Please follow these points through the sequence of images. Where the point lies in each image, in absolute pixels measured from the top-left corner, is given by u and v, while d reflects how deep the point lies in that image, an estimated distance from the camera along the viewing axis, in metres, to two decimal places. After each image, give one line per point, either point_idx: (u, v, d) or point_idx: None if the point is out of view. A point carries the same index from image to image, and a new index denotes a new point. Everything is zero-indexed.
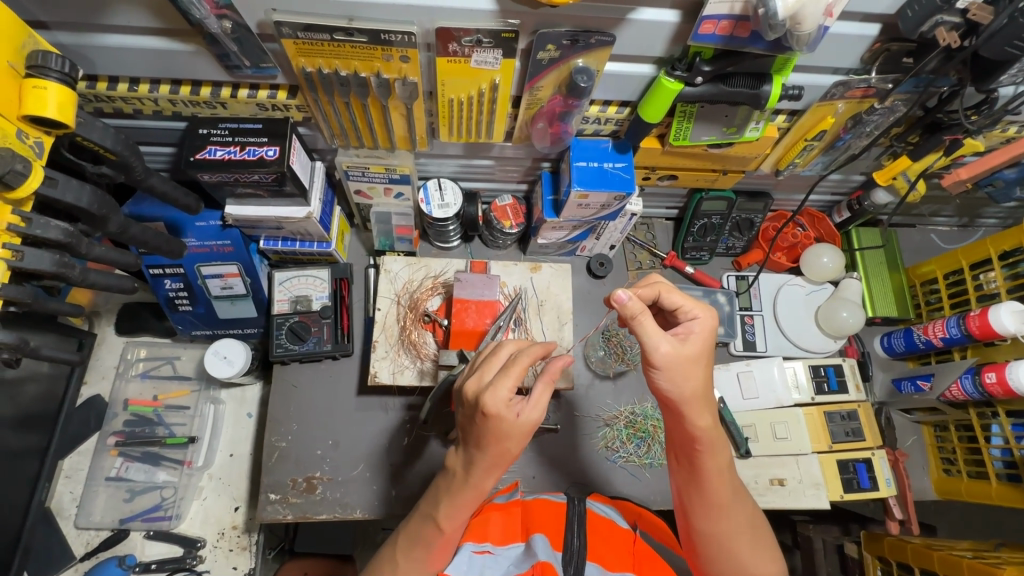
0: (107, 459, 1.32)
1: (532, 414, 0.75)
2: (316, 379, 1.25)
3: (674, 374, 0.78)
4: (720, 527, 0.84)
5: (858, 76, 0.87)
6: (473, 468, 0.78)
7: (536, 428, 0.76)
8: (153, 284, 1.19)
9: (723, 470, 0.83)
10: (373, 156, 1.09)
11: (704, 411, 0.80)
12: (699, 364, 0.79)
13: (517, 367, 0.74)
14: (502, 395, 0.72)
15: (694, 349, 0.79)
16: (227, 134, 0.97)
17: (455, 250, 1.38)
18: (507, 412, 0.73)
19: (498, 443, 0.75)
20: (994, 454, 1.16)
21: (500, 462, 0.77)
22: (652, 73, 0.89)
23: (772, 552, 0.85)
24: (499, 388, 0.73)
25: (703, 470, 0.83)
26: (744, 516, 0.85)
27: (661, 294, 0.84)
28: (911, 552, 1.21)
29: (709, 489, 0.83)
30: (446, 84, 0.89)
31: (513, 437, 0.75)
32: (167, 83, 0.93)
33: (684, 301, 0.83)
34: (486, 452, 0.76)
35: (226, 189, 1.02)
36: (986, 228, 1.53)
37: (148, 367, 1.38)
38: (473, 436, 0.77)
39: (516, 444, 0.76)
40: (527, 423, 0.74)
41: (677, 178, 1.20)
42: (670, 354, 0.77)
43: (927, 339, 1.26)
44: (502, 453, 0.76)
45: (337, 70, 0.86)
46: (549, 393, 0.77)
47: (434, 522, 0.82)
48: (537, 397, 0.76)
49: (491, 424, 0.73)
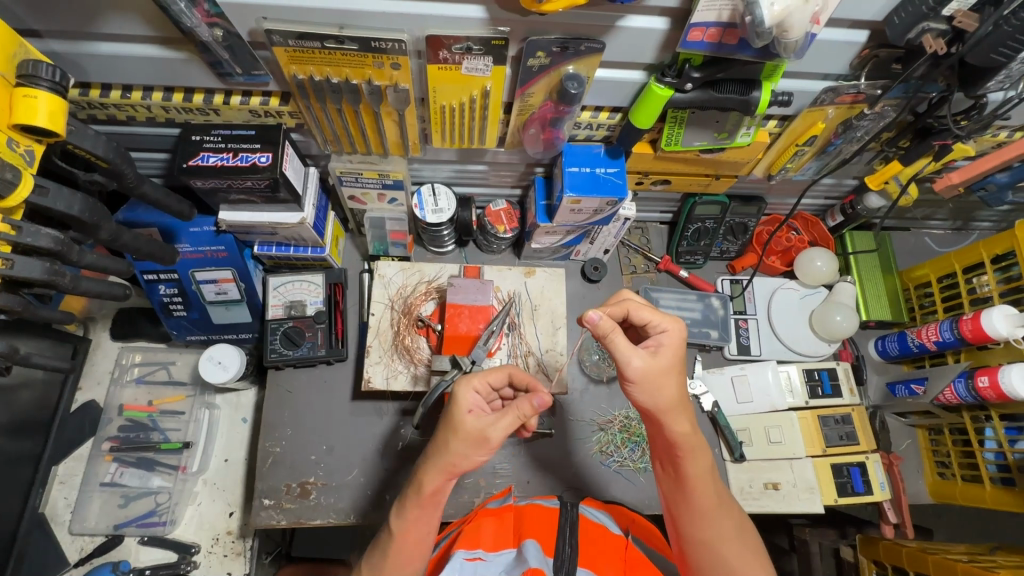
0: (102, 465, 1.32)
1: (484, 423, 0.77)
2: (311, 384, 1.25)
3: (649, 387, 0.79)
4: (705, 535, 0.84)
5: (848, 81, 0.87)
6: (424, 465, 0.80)
7: (482, 436, 0.77)
8: (147, 290, 1.20)
9: (703, 477, 0.84)
10: (366, 162, 1.09)
11: (682, 419, 0.81)
12: (673, 374, 0.80)
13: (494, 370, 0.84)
14: (466, 385, 0.80)
15: (666, 361, 0.80)
16: (220, 140, 0.97)
17: (450, 255, 1.38)
18: (463, 405, 0.78)
19: (447, 436, 0.78)
20: (987, 457, 1.17)
21: (446, 467, 0.78)
22: (643, 79, 0.89)
23: (762, 562, 0.83)
24: (467, 380, 0.81)
25: (685, 477, 0.84)
26: (730, 523, 0.84)
27: (630, 311, 0.84)
28: (906, 556, 1.21)
29: (691, 496, 0.84)
30: (438, 91, 0.89)
31: (460, 435, 0.77)
32: (160, 90, 0.93)
33: (652, 316, 0.84)
34: (436, 446, 0.79)
35: (219, 195, 1.03)
36: (980, 231, 1.53)
37: (143, 372, 1.39)
38: (434, 430, 0.82)
39: (461, 445, 0.77)
40: (477, 424, 0.77)
41: (671, 182, 1.20)
42: (643, 367, 0.78)
43: (921, 342, 1.26)
44: (446, 454, 0.78)
45: (329, 77, 0.86)
46: (514, 420, 0.78)
47: (387, 530, 0.82)
48: (502, 415, 0.78)
49: (446, 414, 0.79)
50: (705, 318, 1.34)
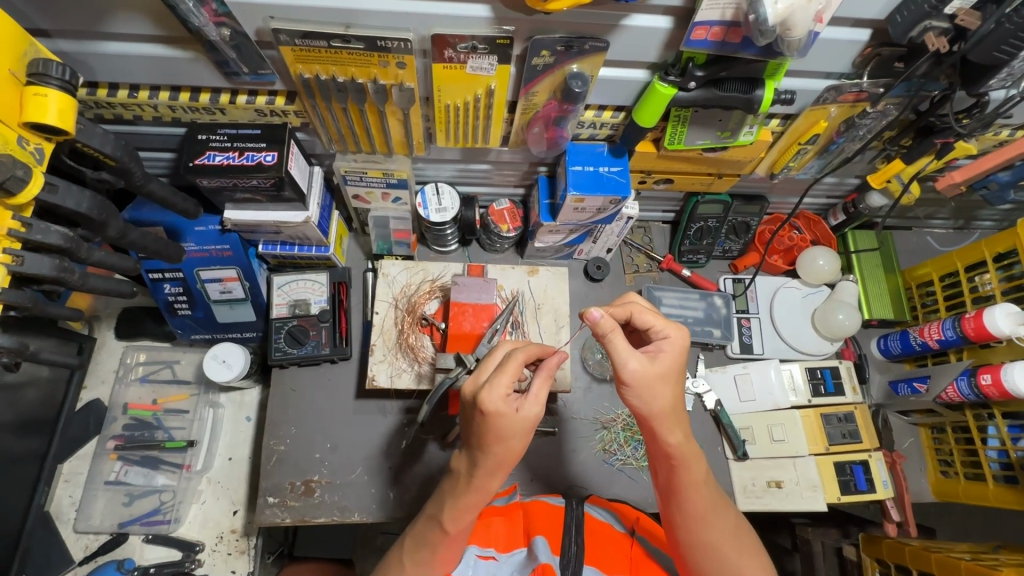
0: (107, 463, 1.32)
1: (533, 408, 0.74)
2: (315, 383, 1.26)
3: (643, 391, 0.78)
4: (703, 538, 0.84)
5: (850, 80, 0.88)
6: (479, 471, 0.76)
7: (536, 422, 0.74)
8: (152, 289, 1.20)
9: (700, 483, 0.84)
10: (371, 161, 1.10)
11: (676, 428, 0.81)
12: (669, 382, 0.79)
13: (514, 364, 0.75)
14: (501, 391, 0.71)
15: (665, 366, 0.79)
16: (225, 139, 0.98)
17: (453, 254, 1.39)
18: (508, 408, 0.72)
19: (501, 441, 0.73)
20: (990, 455, 1.17)
21: (506, 461, 0.75)
22: (646, 78, 0.89)
23: (760, 561, 0.85)
24: (495, 387, 0.72)
25: (679, 482, 0.84)
26: (729, 526, 0.85)
27: (632, 314, 0.84)
28: (909, 554, 1.21)
29: (687, 500, 0.84)
30: (443, 90, 0.90)
31: (516, 433, 0.73)
32: (166, 90, 0.94)
33: (655, 321, 0.83)
34: (490, 452, 0.74)
35: (225, 194, 1.03)
36: (982, 230, 1.54)
37: (147, 371, 1.39)
38: (475, 438, 0.75)
39: (519, 440, 0.74)
40: (530, 415, 0.73)
41: (673, 181, 1.20)
42: (639, 371, 0.77)
43: (923, 341, 1.26)
44: (502, 451, 0.74)
45: (335, 76, 0.87)
46: (548, 386, 0.76)
47: (439, 526, 0.79)
48: (536, 391, 0.75)
49: (492, 422, 0.72)
50: (708, 317, 1.34)
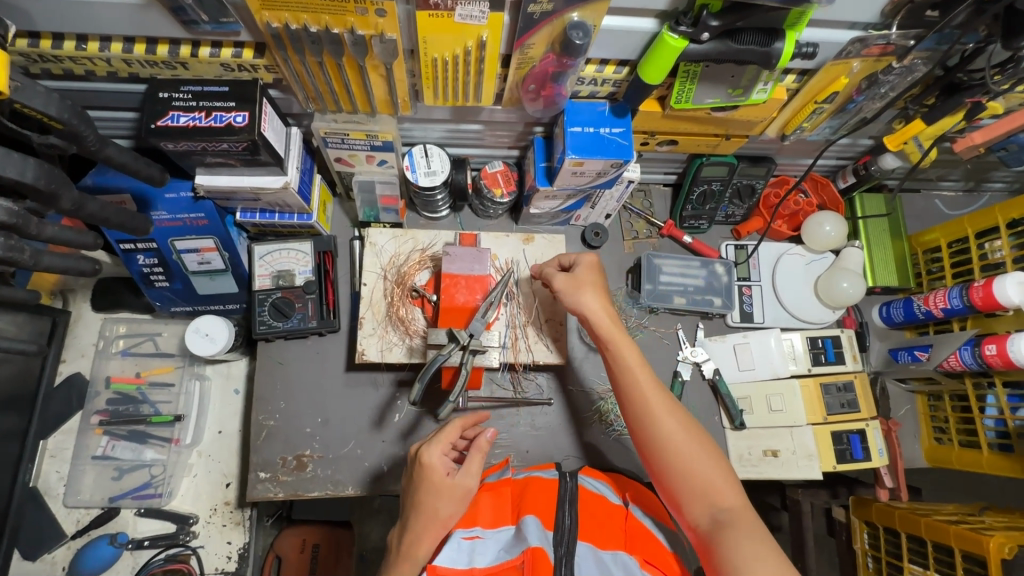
0: (93, 438, 1.29)
1: (464, 479, 0.84)
2: (302, 356, 1.21)
3: (574, 291, 0.95)
4: (655, 433, 0.85)
5: (878, 31, 0.79)
6: (407, 534, 0.82)
7: (465, 492, 0.83)
8: (125, 260, 1.14)
9: (637, 371, 0.90)
10: (353, 121, 1.01)
11: (605, 316, 0.94)
12: (589, 284, 0.96)
13: (454, 429, 0.89)
14: (437, 449, 0.85)
15: (583, 276, 0.97)
16: (190, 97, 0.89)
17: (444, 221, 1.32)
18: (441, 464, 0.84)
19: (429, 500, 0.82)
20: (987, 424, 1.17)
21: (435, 526, 0.81)
22: (654, 28, 0.81)
23: (715, 457, 0.83)
24: (435, 443, 0.86)
25: (620, 374, 0.90)
26: (677, 420, 0.86)
27: (563, 258, 1.03)
28: (898, 518, 1.23)
29: (633, 393, 0.88)
30: (428, 42, 0.81)
31: (444, 495, 0.82)
32: (119, 41, 0.84)
33: (578, 254, 1.01)
34: (419, 512, 0.82)
35: (194, 157, 0.95)
36: (992, 193, 1.48)
37: (129, 344, 1.34)
38: (410, 500, 0.84)
39: (447, 504, 0.82)
40: (460, 482, 0.83)
41: (678, 143, 1.13)
42: (565, 279, 0.97)
43: (927, 309, 1.24)
44: (433, 513, 0.81)
45: (307, 25, 0.78)
46: (480, 461, 0.86)
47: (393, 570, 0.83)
48: (468, 464, 0.85)
49: (426, 475, 0.83)
50: (709, 285, 1.30)
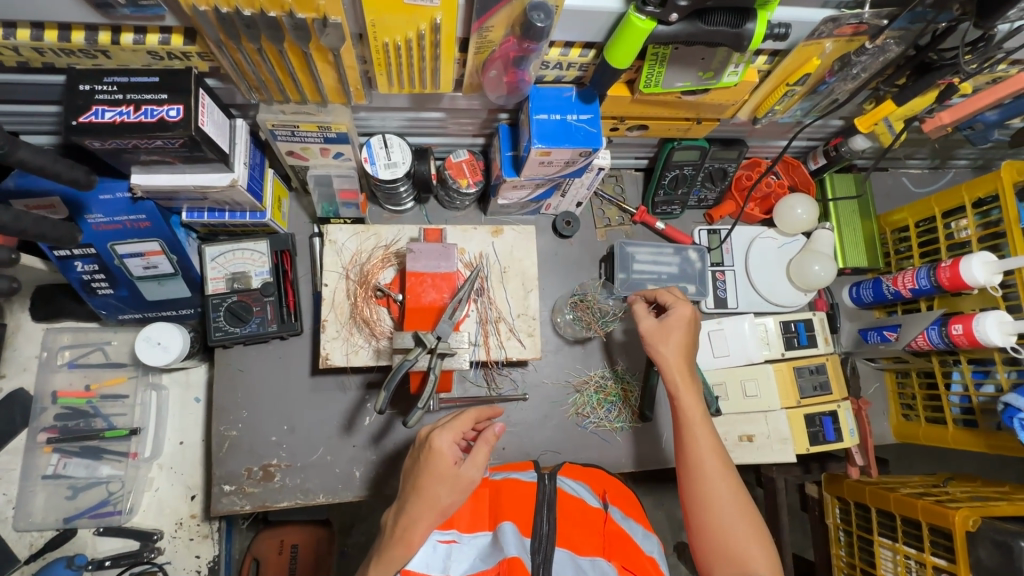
0: (42, 457, 1.21)
1: (471, 471, 0.76)
2: (264, 362, 1.15)
3: (656, 342, 0.96)
4: (703, 491, 0.83)
5: (850, 10, 0.76)
6: (402, 518, 0.75)
7: (469, 484, 0.76)
8: (61, 267, 1.05)
9: (702, 425, 0.88)
10: (302, 112, 0.93)
11: (681, 363, 0.93)
12: (679, 337, 0.95)
13: (469, 417, 0.80)
14: (449, 433, 0.76)
15: (672, 324, 0.96)
16: (115, 89, 0.80)
17: (409, 214, 1.26)
18: (451, 454, 0.76)
19: (431, 486, 0.74)
20: (952, 400, 1.19)
21: (430, 516, 0.74)
22: (620, 8, 0.75)
23: (758, 531, 0.80)
24: (447, 429, 0.77)
25: (683, 425, 0.89)
26: (727, 482, 0.83)
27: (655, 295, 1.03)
28: (868, 493, 1.26)
29: (689, 442, 0.87)
30: (378, 25, 0.75)
31: (447, 483, 0.75)
32: (26, 27, 0.74)
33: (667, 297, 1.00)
34: (418, 497, 0.75)
35: (126, 156, 0.87)
36: (957, 170, 1.49)
37: (75, 355, 1.25)
38: (411, 483, 0.77)
39: (448, 495, 0.74)
40: (466, 475, 0.75)
41: (648, 128, 1.09)
42: (648, 328, 0.97)
43: (896, 289, 1.24)
44: (430, 502, 0.74)
45: (239, 8, 0.70)
46: (488, 453, 0.78)
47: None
48: (476, 454, 0.77)
49: (432, 462, 0.75)
50: (682, 272, 1.28)
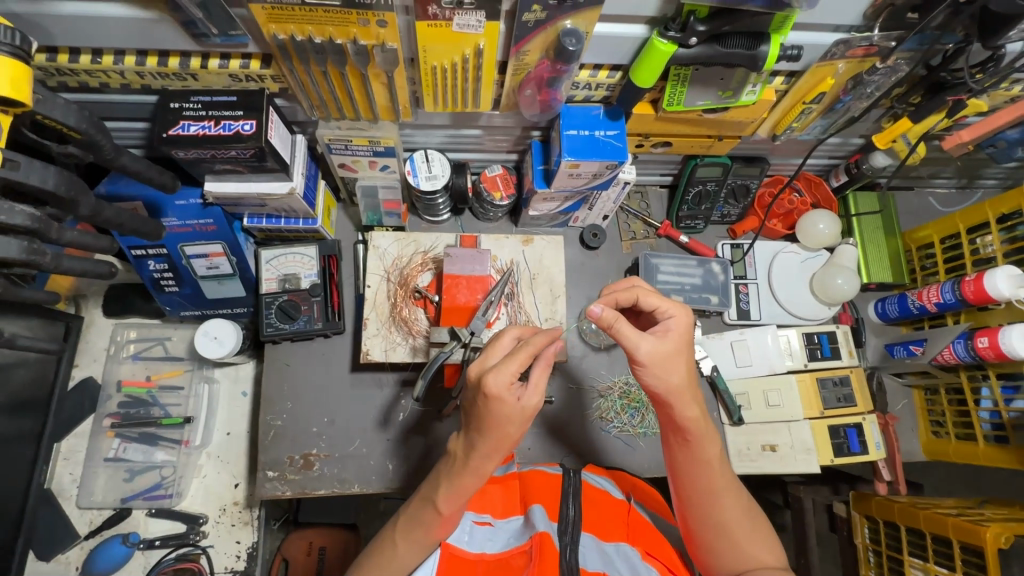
0: (105, 441, 1.32)
1: (534, 399, 0.76)
2: (309, 358, 1.24)
3: (658, 370, 0.80)
4: (715, 515, 0.83)
5: (860, 33, 0.83)
6: (473, 451, 0.77)
7: (536, 412, 0.76)
8: (136, 266, 1.17)
9: (718, 460, 0.84)
10: (356, 128, 1.04)
11: (685, 393, 0.81)
12: (682, 358, 0.80)
13: (523, 351, 0.75)
14: (505, 377, 0.72)
15: (674, 344, 0.80)
16: (199, 107, 0.93)
17: (446, 224, 1.35)
18: (511, 395, 0.73)
19: (500, 426, 0.74)
20: (982, 416, 1.18)
21: (503, 447, 0.77)
22: (645, 34, 0.84)
23: (770, 545, 0.83)
24: (503, 370, 0.73)
25: (699, 460, 0.83)
26: (741, 509, 0.84)
27: (638, 298, 0.85)
28: (898, 511, 1.23)
29: (703, 475, 0.84)
30: (428, 51, 0.85)
31: (515, 420, 0.75)
32: (132, 54, 0.87)
33: (660, 302, 0.84)
34: (488, 436, 0.75)
35: (204, 165, 0.99)
36: (985, 189, 1.51)
37: (139, 348, 1.37)
38: (475, 420, 0.76)
39: (517, 427, 0.75)
40: (531, 406, 0.75)
41: (672, 144, 1.16)
42: (651, 351, 0.79)
43: (921, 304, 1.26)
44: (502, 438, 0.75)
45: (311, 36, 0.81)
46: (547, 376, 0.77)
47: (433, 506, 0.79)
48: (537, 381, 0.76)
49: (493, 406, 0.73)
50: (705, 284, 1.32)
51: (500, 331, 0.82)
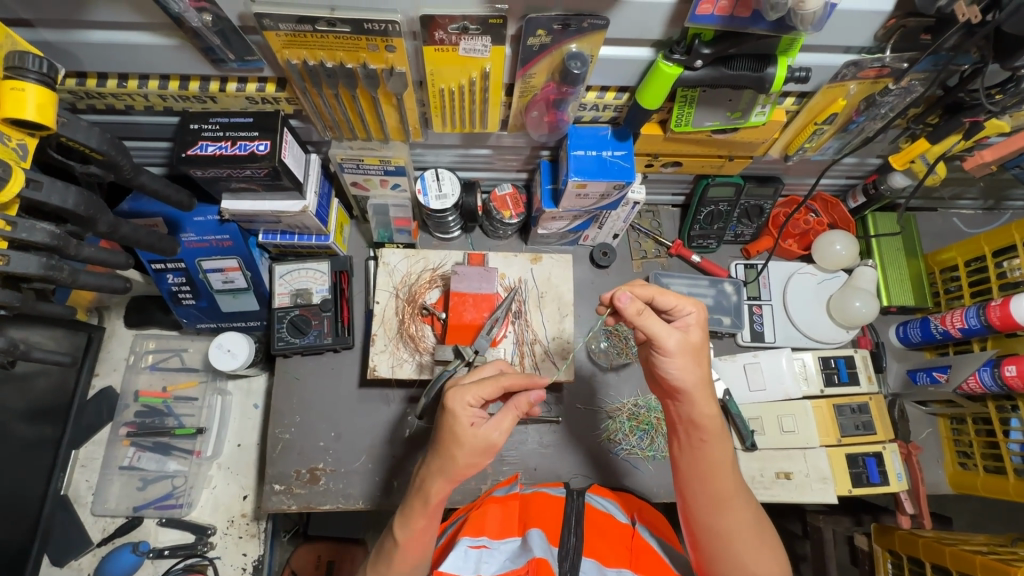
0: (121, 449, 1.35)
1: (489, 432, 0.74)
2: (319, 372, 1.26)
3: (682, 363, 0.79)
4: (721, 525, 0.81)
5: (871, 55, 0.82)
6: (425, 473, 0.77)
7: (487, 445, 0.74)
8: (155, 279, 1.20)
9: (730, 464, 0.82)
10: (367, 148, 1.06)
11: (703, 391, 0.80)
12: (704, 353, 0.81)
13: (492, 385, 0.76)
14: (464, 397, 0.73)
15: (697, 339, 0.82)
16: (217, 129, 0.96)
17: (456, 242, 1.36)
18: (464, 415, 0.73)
19: (449, 447, 0.74)
20: (1011, 448, 1.12)
21: (449, 473, 0.75)
22: (650, 57, 0.84)
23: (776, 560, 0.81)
24: (464, 390, 0.75)
25: (712, 462, 0.81)
26: (748, 517, 0.82)
27: (654, 297, 0.82)
28: (922, 547, 1.16)
29: (714, 480, 0.81)
30: (436, 74, 0.86)
31: (464, 445, 0.73)
32: (155, 78, 0.91)
33: (678, 301, 0.82)
34: (439, 455, 0.75)
35: (221, 184, 1.02)
36: (1013, 211, 1.46)
37: (157, 359, 1.41)
38: (433, 438, 0.77)
39: (466, 455, 0.74)
40: (482, 435, 0.74)
41: (682, 164, 1.15)
42: (679, 342, 0.79)
43: (944, 329, 1.21)
44: (450, 461, 0.74)
45: (323, 61, 0.84)
46: (513, 420, 0.76)
47: (392, 538, 0.80)
48: (500, 418, 0.75)
49: (446, 421, 0.74)
50: (717, 305, 1.30)
51: (487, 365, 0.85)
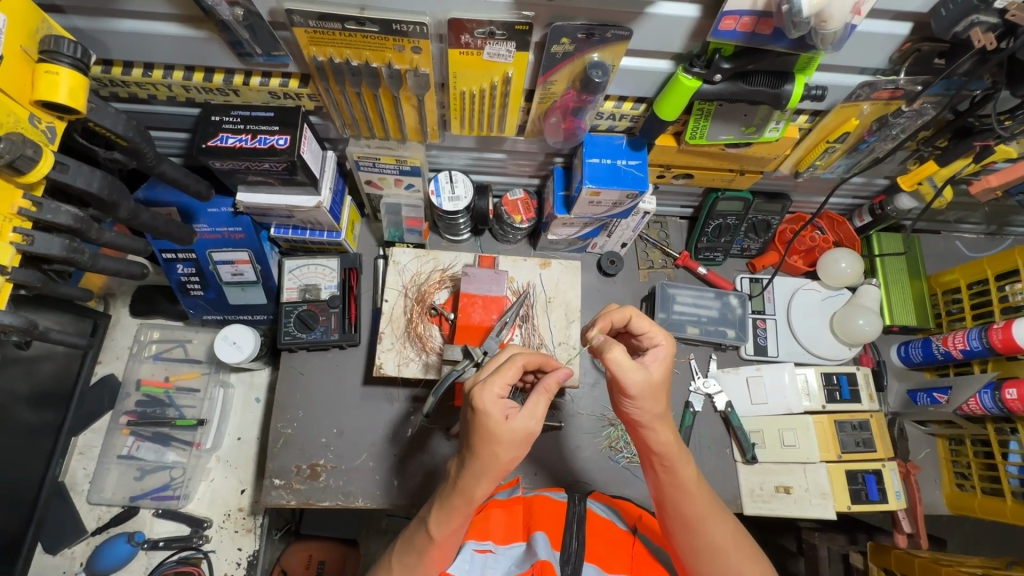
0: (120, 438, 1.35)
1: (525, 422, 0.73)
2: (323, 368, 1.26)
3: (643, 400, 0.78)
4: (704, 543, 0.81)
5: (886, 76, 0.84)
6: (462, 474, 0.75)
7: (526, 435, 0.74)
8: (165, 268, 1.21)
9: (698, 483, 0.82)
10: (384, 147, 1.08)
11: (661, 424, 0.80)
12: (665, 390, 0.80)
13: (512, 367, 0.76)
14: (494, 391, 0.72)
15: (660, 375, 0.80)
16: (239, 121, 0.97)
17: (466, 243, 1.37)
18: (497, 411, 0.72)
19: (488, 446, 0.72)
20: (1009, 471, 1.13)
21: (491, 472, 0.74)
22: (670, 69, 0.86)
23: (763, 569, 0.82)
24: (491, 383, 0.73)
25: (678, 486, 0.82)
26: (729, 530, 0.82)
27: (630, 319, 0.85)
28: (919, 567, 1.15)
29: (687, 501, 0.81)
30: (458, 76, 0.88)
31: (503, 441, 0.72)
32: (181, 69, 0.92)
33: (649, 326, 0.85)
34: (475, 456, 0.73)
35: (237, 176, 1.02)
36: (1014, 237, 1.48)
37: (160, 349, 1.41)
38: (466, 439, 0.75)
39: (506, 451, 0.73)
40: (518, 427, 0.73)
41: (693, 177, 1.16)
42: (643, 382, 0.77)
43: (946, 350, 1.23)
44: (491, 461, 0.73)
45: (349, 59, 0.85)
46: (544, 405, 0.75)
47: (426, 531, 0.80)
48: (531, 405, 0.75)
49: (479, 421, 0.72)
50: (722, 317, 1.31)
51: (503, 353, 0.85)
